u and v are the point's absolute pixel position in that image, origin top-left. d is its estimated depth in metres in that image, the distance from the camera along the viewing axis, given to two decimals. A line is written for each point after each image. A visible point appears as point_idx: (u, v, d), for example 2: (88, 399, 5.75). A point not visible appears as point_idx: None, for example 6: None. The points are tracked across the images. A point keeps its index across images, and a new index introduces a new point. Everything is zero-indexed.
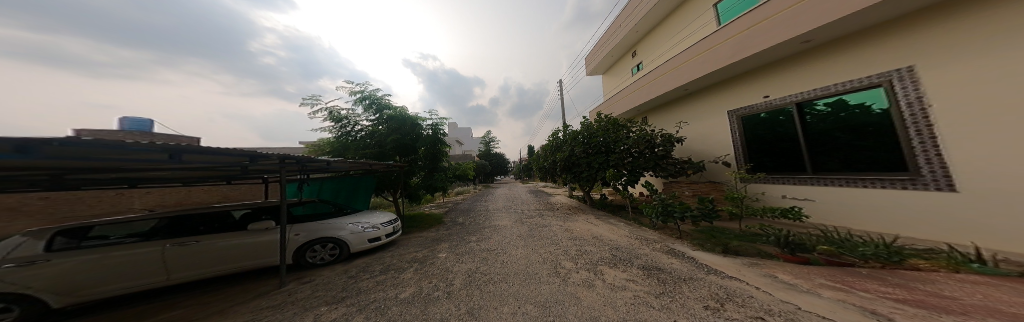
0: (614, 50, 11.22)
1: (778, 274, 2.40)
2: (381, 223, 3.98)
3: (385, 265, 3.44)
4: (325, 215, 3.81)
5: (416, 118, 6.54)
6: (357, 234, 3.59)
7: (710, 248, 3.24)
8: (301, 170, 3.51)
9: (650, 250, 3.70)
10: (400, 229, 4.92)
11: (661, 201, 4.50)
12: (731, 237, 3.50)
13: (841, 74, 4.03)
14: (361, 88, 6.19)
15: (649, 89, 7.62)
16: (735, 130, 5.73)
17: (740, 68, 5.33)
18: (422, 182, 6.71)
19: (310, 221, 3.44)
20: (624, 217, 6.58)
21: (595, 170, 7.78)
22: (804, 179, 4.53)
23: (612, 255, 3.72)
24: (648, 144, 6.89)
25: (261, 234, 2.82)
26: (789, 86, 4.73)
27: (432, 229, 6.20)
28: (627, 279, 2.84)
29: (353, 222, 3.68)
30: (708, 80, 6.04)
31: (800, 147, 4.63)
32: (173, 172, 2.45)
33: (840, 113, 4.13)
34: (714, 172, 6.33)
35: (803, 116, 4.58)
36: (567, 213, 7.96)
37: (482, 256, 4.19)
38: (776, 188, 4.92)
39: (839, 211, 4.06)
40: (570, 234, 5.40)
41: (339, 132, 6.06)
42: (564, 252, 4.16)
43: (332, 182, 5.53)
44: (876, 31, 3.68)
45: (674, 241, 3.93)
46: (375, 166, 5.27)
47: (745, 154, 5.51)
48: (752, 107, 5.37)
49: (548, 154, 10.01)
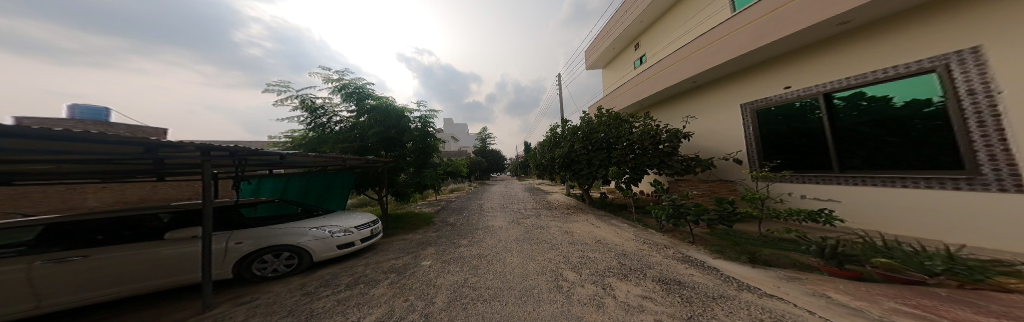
0: (615, 42, 10.78)
1: (830, 293, 1.87)
2: (355, 227, 3.63)
3: (354, 277, 3.16)
4: (285, 219, 3.34)
5: (402, 110, 5.96)
6: (322, 240, 3.20)
7: (738, 256, 2.76)
8: (243, 164, 2.95)
9: (663, 258, 3.24)
10: (381, 232, 4.47)
11: (671, 202, 4.04)
12: (756, 244, 3.00)
13: (881, 60, 3.60)
14: (340, 75, 5.57)
15: (656, 81, 7.17)
16: (749, 126, 5.39)
17: (758, 57, 4.92)
18: (411, 179, 6.13)
19: (260, 226, 2.97)
20: (627, 218, 6.17)
21: (596, 168, 7.33)
22: (832, 178, 4.15)
23: (620, 264, 3.27)
24: (654, 140, 6.51)
25: (179, 244, 2.41)
26: (814, 75, 4.34)
27: (419, 231, 5.69)
28: (643, 296, 2.38)
29: (318, 226, 3.29)
30: (721, 70, 5.63)
31: (825, 143, 4.28)
32: (26, 158, 1.78)
33: (862, 105, 3.86)
34: (725, 170, 5.97)
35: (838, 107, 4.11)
36: (566, 213, 7.52)
37: (472, 264, 3.72)
38: (801, 188, 4.54)
39: (872, 214, 3.69)
40: (571, 237, 4.97)
41: (313, 124, 5.39)
42: (565, 260, 3.72)
43: (302, 178, 4.85)
44: (931, 11, 3.17)
45: (687, 246, 3.52)
46: (352, 161, 4.67)
47: (760, 150, 5.16)
48: (769, 99, 5.01)
49: (546, 151, 9.54)
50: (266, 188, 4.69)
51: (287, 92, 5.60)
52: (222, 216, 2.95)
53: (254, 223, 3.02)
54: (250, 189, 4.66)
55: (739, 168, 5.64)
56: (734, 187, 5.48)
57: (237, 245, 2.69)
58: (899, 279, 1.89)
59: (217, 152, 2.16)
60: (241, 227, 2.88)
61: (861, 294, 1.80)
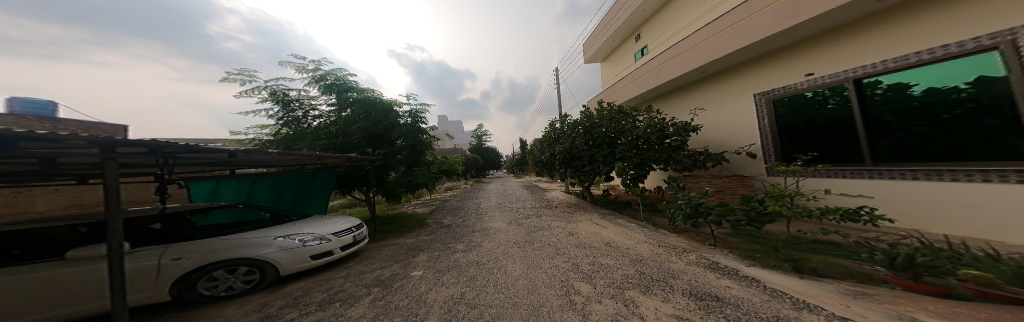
0: (615, 34, 10.40)
1: (921, 317, 1.47)
2: (333, 234, 3.16)
3: (330, 293, 2.66)
4: (249, 227, 2.79)
5: (390, 103, 5.42)
6: (289, 250, 2.69)
7: (781, 260, 2.38)
8: (179, 164, 2.36)
9: (687, 265, 2.84)
10: (367, 237, 3.97)
11: (688, 200, 3.65)
12: (797, 248, 2.59)
13: (918, 42, 3.35)
14: (316, 64, 4.95)
15: (664, 72, 6.93)
16: (764, 117, 5.18)
17: (777, 42, 4.69)
18: (402, 179, 5.62)
19: (211, 237, 2.41)
20: (634, 217, 5.83)
21: (598, 164, 6.96)
22: (864, 172, 3.88)
23: (638, 273, 2.88)
24: (662, 134, 6.19)
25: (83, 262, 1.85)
26: (840, 60, 4.12)
27: (411, 234, 5.20)
28: (673, 316, 1.97)
29: (284, 235, 2.76)
30: (737, 58, 5.42)
31: (855, 133, 3.99)
32: None
33: (876, 96, 3.79)
34: (738, 164, 5.75)
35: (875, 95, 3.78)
36: (567, 212, 7.14)
37: (469, 274, 3.29)
38: (832, 184, 4.22)
39: (914, 211, 3.39)
40: (576, 240, 4.60)
41: (287, 119, 4.72)
42: (575, 268, 3.32)
43: (270, 179, 4.22)
44: None
45: (711, 250, 3.16)
46: (331, 159, 4.12)
47: (777, 143, 4.92)
48: (788, 88, 4.81)
49: (545, 147, 9.14)
50: (226, 191, 4.02)
51: (253, 82, 4.90)
52: (156, 228, 2.38)
53: (202, 234, 2.46)
54: (203, 192, 3.94)
55: (753, 162, 5.41)
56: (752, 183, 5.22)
57: (175, 261, 2.11)
58: (1002, 297, 1.45)
59: (126, 149, 1.61)
60: (183, 240, 2.31)
61: (966, 318, 1.41)
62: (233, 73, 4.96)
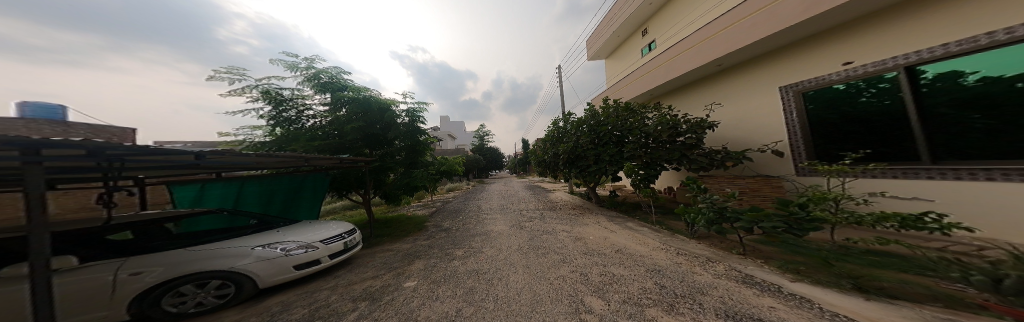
0: (621, 29, 10.01)
1: None
2: (320, 241, 2.95)
3: (313, 308, 2.39)
4: (225, 236, 2.57)
5: (386, 102, 5.21)
6: (269, 261, 2.46)
7: (835, 275, 1.97)
8: (136, 167, 2.12)
9: (715, 278, 2.47)
10: (360, 243, 3.73)
11: (709, 203, 3.26)
12: (852, 261, 2.18)
13: (987, 22, 2.84)
14: (309, 62, 4.77)
15: (677, 66, 6.49)
16: (792, 112, 4.69)
17: (807, 29, 4.22)
18: (399, 180, 5.41)
19: (181, 249, 2.19)
20: (645, 221, 5.42)
21: (605, 163, 6.57)
22: (918, 172, 3.35)
23: (658, 287, 2.51)
24: (674, 132, 5.79)
25: None
26: (883, 47, 3.62)
27: (409, 239, 4.97)
28: None
29: (263, 245, 2.54)
30: (760, 47, 4.95)
31: (905, 126, 3.50)
32: None
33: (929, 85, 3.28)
34: (763, 163, 5.28)
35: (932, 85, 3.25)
36: (573, 214, 6.78)
37: (468, 285, 2.98)
38: (880, 185, 3.69)
39: (998, 218, 2.79)
40: (583, 245, 4.26)
41: (278, 119, 4.53)
42: (583, 280, 2.97)
43: (258, 183, 4.03)
44: None
45: (741, 260, 2.76)
46: (323, 161, 3.91)
47: (809, 140, 4.45)
48: (818, 79, 4.32)
49: (549, 147, 8.78)
50: (211, 195, 3.86)
51: (242, 81, 4.70)
52: (120, 239, 2.18)
53: (169, 245, 2.24)
54: (188, 196, 3.78)
55: (781, 160, 4.94)
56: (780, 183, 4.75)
57: (134, 276, 1.90)
58: None
59: (57, 150, 1.39)
60: (145, 252, 2.10)
61: None
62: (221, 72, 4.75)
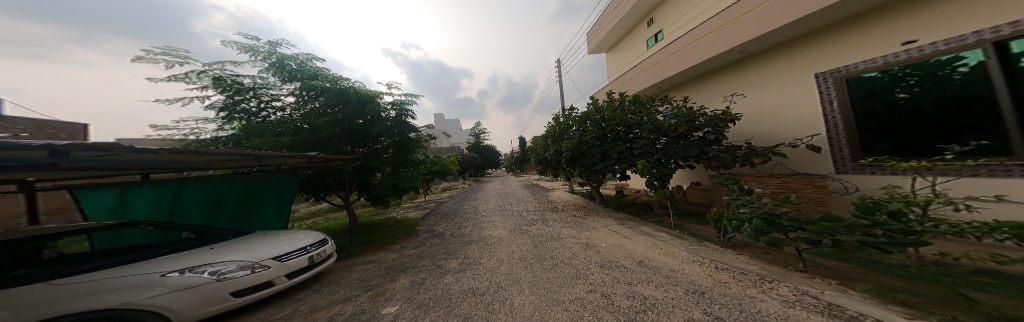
0: (624, 20, 9.47)
1: None
2: (270, 258, 2.30)
3: None
4: (125, 259, 1.89)
5: (368, 93, 4.54)
6: (191, 290, 1.81)
7: (982, 312, 1.38)
8: None
9: (788, 308, 1.86)
10: (332, 257, 3.08)
11: (750, 207, 2.72)
12: (983, 288, 1.61)
13: None
14: (272, 46, 4.07)
15: (695, 53, 5.90)
16: (832, 102, 4.15)
17: (857, 5, 3.62)
18: (385, 181, 4.76)
19: (40, 282, 1.52)
20: (661, 224, 4.86)
21: (613, 161, 5.98)
22: (1007, 169, 2.71)
23: (710, 319, 1.90)
24: (692, 125, 5.23)
25: None
26: (965, 18, 2.97)
27: (395, 247, 4.30)
28: None
29: (184, 269, 1.88)
30: (795, 29, 4.35)
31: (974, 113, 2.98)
32: None
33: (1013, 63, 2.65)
34: (799, 160, 4.78)
35: (991, 70, 2.77)
36: (578, 216, 6.20)
37: (461, 311, 2.34)
38: (975, 187, 2.93)
39: None
40: (597, 255, 3.68)
41: (233, 111, 3.78)
42: (607, 304, 2.38)
43: (198, 188, 3.34)
44: None
45: (810, 281, 2.18)
46: (286, 160, 3.23)
47: (853, 132, 3.88)
48: (867, 63, 3.73)
49: (550, 144, 8.17)
50: (137, 202, 3.15)
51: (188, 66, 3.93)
52: None
53: (26, 277, 1.55)
54: (103, 205, 3.09)
55: (819, 156, 4.44)
56: (834, 182, 4.21)
57: None
58: None
59: None
60: None
61: None
62: (158, 52, 3.88)
